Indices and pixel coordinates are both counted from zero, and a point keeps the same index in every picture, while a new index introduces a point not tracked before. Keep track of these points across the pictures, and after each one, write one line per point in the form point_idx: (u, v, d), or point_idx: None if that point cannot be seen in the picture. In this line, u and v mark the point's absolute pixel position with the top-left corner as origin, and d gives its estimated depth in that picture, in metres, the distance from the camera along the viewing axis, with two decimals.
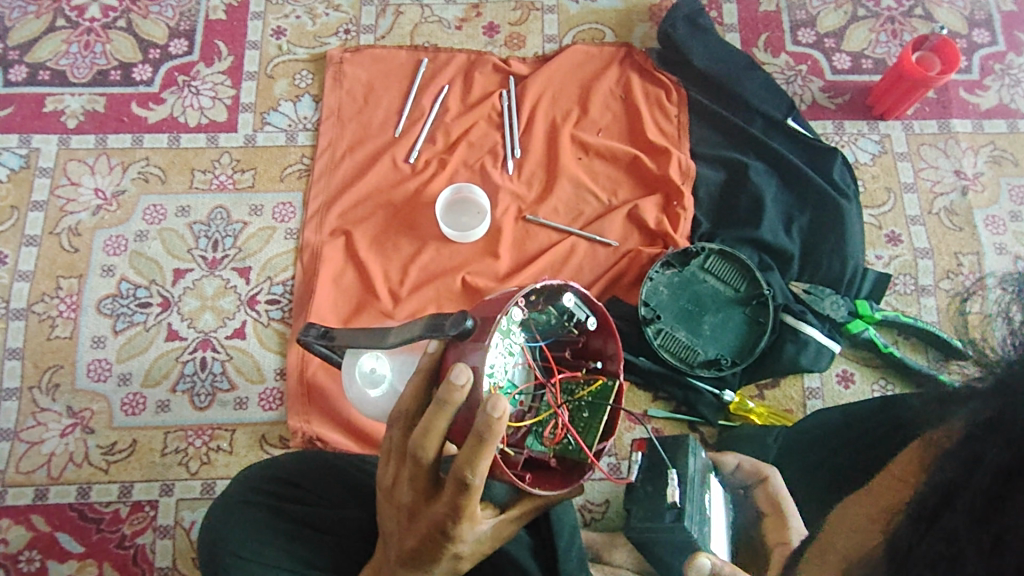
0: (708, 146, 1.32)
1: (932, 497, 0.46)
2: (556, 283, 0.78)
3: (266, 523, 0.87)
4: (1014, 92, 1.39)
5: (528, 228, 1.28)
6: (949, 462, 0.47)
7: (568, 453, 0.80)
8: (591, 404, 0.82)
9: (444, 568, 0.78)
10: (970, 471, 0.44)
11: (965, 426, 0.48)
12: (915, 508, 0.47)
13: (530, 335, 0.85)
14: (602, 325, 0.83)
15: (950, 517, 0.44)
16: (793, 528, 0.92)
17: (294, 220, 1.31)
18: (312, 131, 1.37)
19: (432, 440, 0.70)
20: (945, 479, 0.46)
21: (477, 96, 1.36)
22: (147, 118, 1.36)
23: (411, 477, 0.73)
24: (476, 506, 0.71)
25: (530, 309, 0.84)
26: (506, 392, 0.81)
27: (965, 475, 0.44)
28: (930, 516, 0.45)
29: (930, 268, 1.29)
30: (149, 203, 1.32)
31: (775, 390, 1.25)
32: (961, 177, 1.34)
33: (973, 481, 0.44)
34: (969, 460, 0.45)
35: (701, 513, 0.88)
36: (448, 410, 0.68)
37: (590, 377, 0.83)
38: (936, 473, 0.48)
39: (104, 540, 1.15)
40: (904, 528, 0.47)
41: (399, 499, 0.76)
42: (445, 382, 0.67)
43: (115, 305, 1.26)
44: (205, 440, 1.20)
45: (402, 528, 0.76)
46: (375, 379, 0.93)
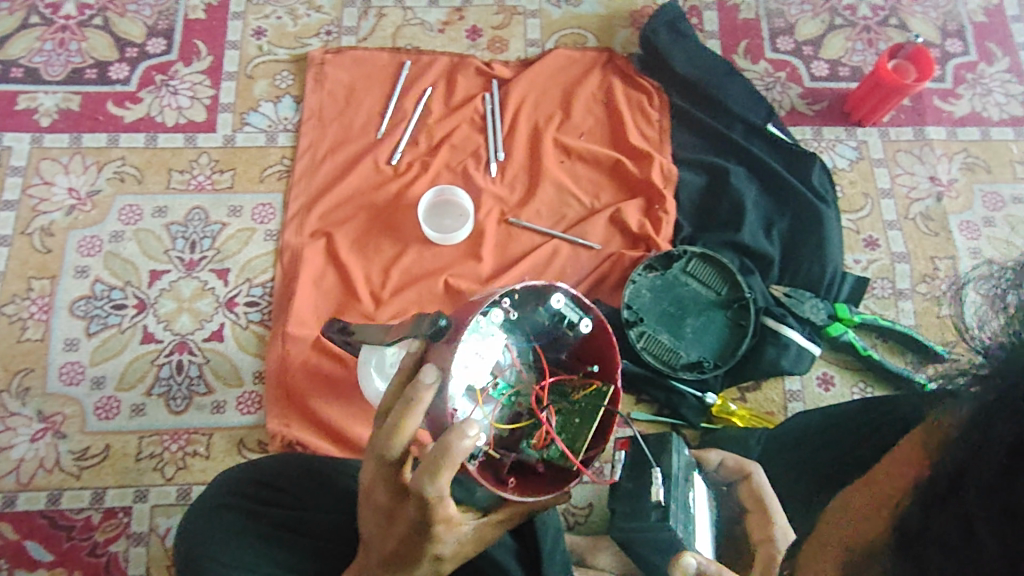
0: (690, 150, 1.33)
1: (939, 477, 0.47)
2: (538, 283, 0.79)
3: (246, 528, 0.86)
4: (986, 101, 1.42)
5: (510, 231, 1.28)
6: (952, 443, 0.48)
7: (554, 461, 0.80)
8: (581, 409, 0.82)
9: (426, 570, 0.76)
10: (977, 453, 0.45)
11: (962, 408, 0.49)
12: (923, 488, 0.48)
13: (524, 337, 0.85)
14: (597, 328, 0.82)
15: (962, 499, 0.45)
16: (777, 524, 0.93)
17: (274, 222, 1.29)
18: (293, 132, 1.35)
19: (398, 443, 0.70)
20: (952, 460, 0.47)
21: (460, 99, 1.36)
22: (124, 118, 1.34)
23: (383, 479, 0.73)
24: (444, 510, 0.70)
25: (522, 312, 0.84)
26: (498, 393, 0.83)
27: (972, 456, 0.45)
28: (940, 495, 0.46)
29: (906, 272, 1.31)
30: (125, 204, 1.30)
31: (756, 392, 1.25)
32: (936, 183, 1.37)
33: (981, 461, 0.44)
34: (973, 437, 0.46)
35: (686, 512, 0.88)
36: (418, 409, 0.69)
37: (585, 380, 0.83)
38: (939, 452, 0.49)
39: (75, 548, 1.12)
40: (913, 507, 0.49)
41: (375, 501, 0.75)
42: (414, 382, 0.69)
43: (89, 307, 1.24)
44: (181, 445, 1.18)
45: (378, 533, 0.75)
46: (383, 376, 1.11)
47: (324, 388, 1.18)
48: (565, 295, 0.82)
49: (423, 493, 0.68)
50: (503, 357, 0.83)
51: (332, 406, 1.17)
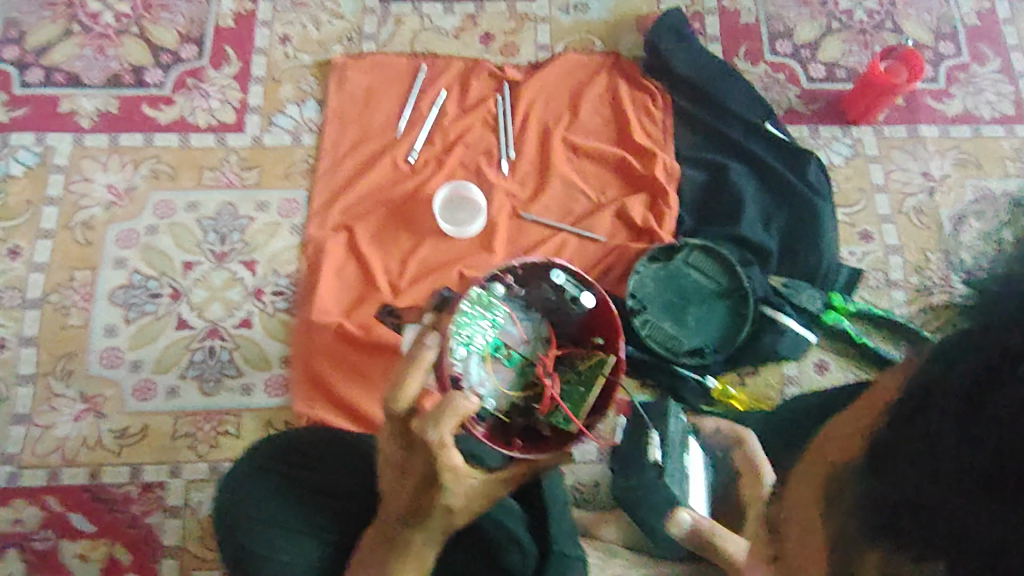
0: (692, 148, 1.40)
1: (912, 398, 0.47)
2: (535, 259, 0.94)
3: (281, 490, 0.94)
4: (978, 100, 1.48)
5: (521, 225, 1.35)
6: (929, 363, 0.47)
7: (558, 425, 0.90)
8: (584, 378, 0.93)
9: (438, 525, 0.79)
10: (947, 371, 0.45)
11: (947, 329, 0.48)
12: (898, 407, 0.48)
13: (534, 315, 0.98)
14: (598, 302, 0.94)
15: (933, 417, 0.44)
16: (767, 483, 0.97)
17: (298, 216, 1.37)
18: (317, 132, 1.43)
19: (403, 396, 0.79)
20: (924, 380, 0.46)
21: (473, 100, 1.43)
22: (158, 119, 1.43)
23: (394, 433, 0.81)
24: (448, 454, 0.76)
25: (530, 290, 0.97)
26: (509, 363, 0.94)
27: (941, 374, 0.45)
28: (912, 414, 0.46)
29: (899, 263, 1.37)
30: (160, 199, 1.38)
31: (754, 377, 1.32)
32: (929, 179, 1.43)
33: (951, 383, 0.44)
34: (956, 364, 0.44)
35: (682, 473, 0.95)
36: (419, 368, 0.80)
37: (591, 352, 0.95)
38: (915, 374, 0.48)
39: (115, 520, 1.20)
40: (884, 431, 0.48)
41: (391, 459, 0.83)
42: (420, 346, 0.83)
43: (127, 296, 1.32)
44: (214, 424, 1.26)
45: (396, 489, 0.81)
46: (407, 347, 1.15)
47: (346, 372, 1.26)
48: (565, 272, 0.95)
49: (425, 437, 0.77)
50: (511, 329, 0.96)
51: (352, 388, 1.25)
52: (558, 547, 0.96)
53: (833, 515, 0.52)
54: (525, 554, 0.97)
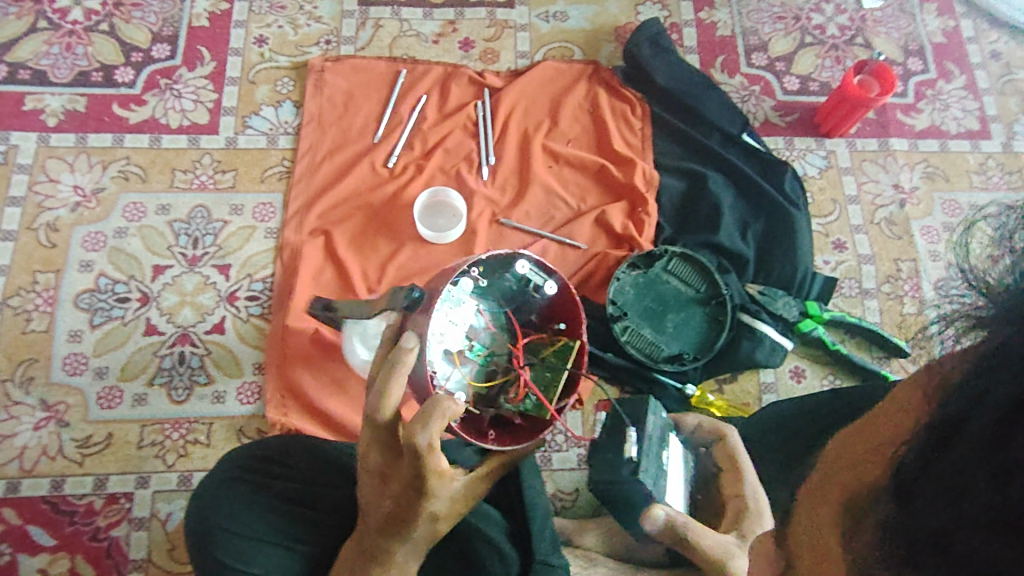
0: (670, 157, 1.41)
1: (937, 428, 0.45)
2: (503, 251, 0.92)
3: (254, 500, 0.90)
4: (944, 115, 1.52)
5: (501, 231, 1.35)
6: (952, 395, 0.46)
7: (529, 411, 0.91)
8: (551, 364, 0.93)
9: (422, 532, 0.79)
10: (976, 403, 0.43)
11: (964, 359, 0.47)
12: (918, 437, 0.47)
13: (496, 302, 0.96)
14: (560, 289, 0.95)
15: (954, 453, 0.43)
16: (748, 482, 0.98)
17: (274, 220, 1.35)
18: (293, 135, 1.41)
19: (388, 401, 0.79)
20: (948, 413, 0.45)
21: (453, 106, 1.43)
22: (129, 119, 1.39)
23: (378, 439, 0.81)
24: (435, 459, 0.77)
25: (492, 279, 0.96)
26: (474, 354, 0.94)
27: (968, 409, 0.44)
28: (933, 449, 0.45)
29: (872, 272, 1.40)
30: (129, 201, 1.34)
31: (732, 384, 1.33)
32: (899, 191, 1.46)
33: (977, 415, 0.43)
34: (974, 395, 0.44)
35: (657, 471, 0.87)
36: (403, 369, 0.80)
37: (555, 337, 0.96)
38: (935, 405, 0.47)
39: (77, 533, 1.15)
40: (905, 462, 0.47)
41: (372, 465, 0.82)
42: (398, 348, 0.81)
43: (93, 300, 1.28)
44: (182, 433, 1.22)
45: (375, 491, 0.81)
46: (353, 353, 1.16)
47: (322, 379, 1.23)
48: (530, 261, 0.95)
49: (414, 442, 0.75)
50: (476, 321, 0.95)
51: (329, 396, 1.22)
52: (541, 556, 0.95)
53: (847, 543, 0.51)
54: (507, 566, 0.95)
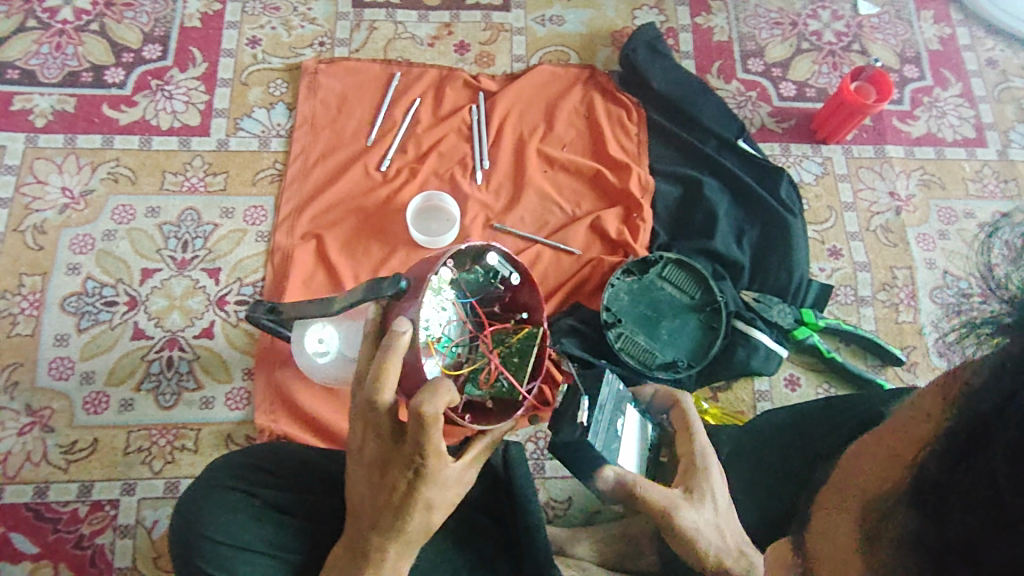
0: (665, 162, 1.40)
1: (962, 434, 0.44)
2: (478, 244, 0.88)
3: (241, 507, 0.89)
4: (941, 123, 1.52)
5: (495, 236, 1.33)
6: (975, 398, 0.44)
7: (503, 395, 0.90)
8: (519, 349, 0.91)
9: (415, 524, 0.80)
10: (1003, 408, 0.42)
11: (989, 356, 0.45)
12: (943, 445, 0.46)
13: (461, 293, 0.93)
14: (525, 279, 0.92)
15: (985, 461, 0.42)
16: (699, 442, 0.95)
17: (265, 223, 1.33)
18: (286, 137, 1.40)
19: (386, 382, 0.75)
20: (976, 415, 0.44)
21: (447, 109, 1.41)
22: (119, 120, 1.37)
23: (377, 426, 0.78)
24: (438, 440, 0.75)
25: (459, 270, 0.92)
26: (442, 346, 0.91)
27: (996, 415, 0.42)
28: (961, 456, 0.44)
29: (868, 280, 1.39)
30: (118, 204, 1.32)
31: (727, 392, 1.32)
32: (895, 199, 1.45)
33: (1004, 423, 0.41)
34: (1001, 397, 0.42)
35: (608, 433, 0.91)
36: (397, 353, 0.76)
37: (518, 325, 0.93)
38: (959, 410, 0.45)
39: (60, 541, 1.14)
40: (930, 467, 0.46)
41: (369, 454, 0.80)
42: (391, 331, 0.77)
43: (80, 303, 1.26)
44: (169, 439, 1.20)
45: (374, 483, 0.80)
46: (310, 360, 1.12)
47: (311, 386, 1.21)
48: (499, 252, 0.91)
49: (421, 411, 0.72)
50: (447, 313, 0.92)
51: (318, 401, 1.20)
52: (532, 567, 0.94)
53: (869, 550, 0.51)
54: None
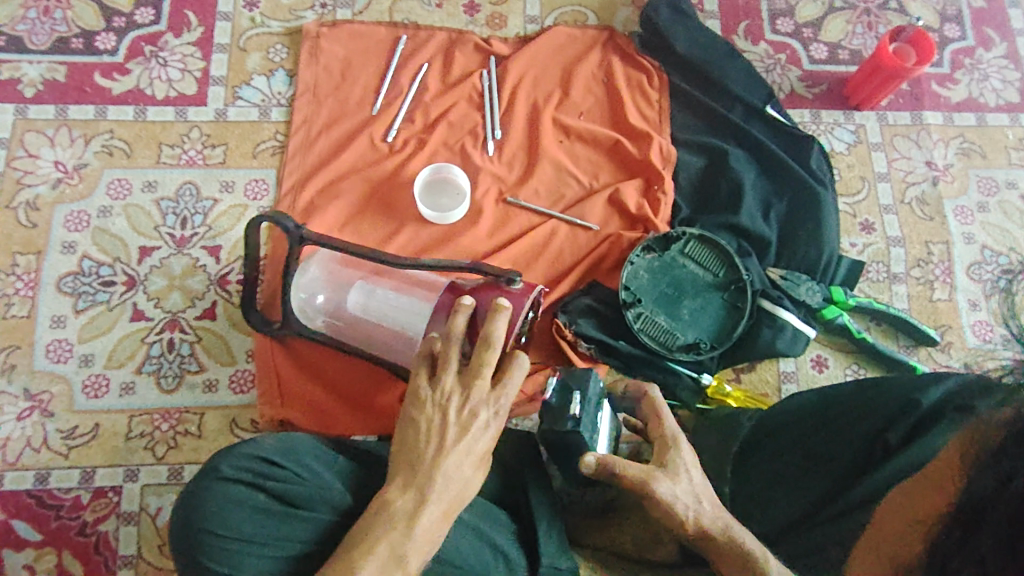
0: (688, 131, 1.32)
1: (966, 509, 0.60)
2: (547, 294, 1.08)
3: (245, 499, 0.85)
4: (983, 87, 1.42)
5: (508, 211, 1.27)
6: (977, 478, 0.60)
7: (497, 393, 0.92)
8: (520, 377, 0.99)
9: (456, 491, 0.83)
10: (999, 490, 0.57)
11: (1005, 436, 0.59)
12: (953, 516, 0.61)
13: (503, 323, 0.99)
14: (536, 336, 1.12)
15: (984, 539, 0.57)
16: (669, 426, 0.91)
17: (266, 198, 1.27)
18: (287, 107, 1.32)
19: (495, 338, 0.87)
20: (980, 497, 0.59)
21: (457, 75, 1.33)
22: (111, 89, 1.30)
23: (472, 377, 0.86)
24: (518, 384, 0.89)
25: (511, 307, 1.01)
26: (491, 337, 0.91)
27: (995, 493, 0.57)
28: (961, 535, 0.59)
29: (901, 256, 1.32)
30: (113, 177, 1.26)
31: (751, 373, 1.26)
32: (932, 168, 1.37)
33: (1003, 499, 0.56)
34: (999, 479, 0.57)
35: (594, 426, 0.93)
36: (506, 315, 0.89)
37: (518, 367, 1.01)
38: (969, 487, 0.60)
39: (63, 528, 1.11)
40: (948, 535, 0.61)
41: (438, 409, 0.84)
42: (500, 300, 0.91)
43: (77, 283, 1.21)
44: (172, 424, 1.16)
45: (446, 423, 0.84)
46: (300, 298, 1.15)
47: (310, 373, 1.17)
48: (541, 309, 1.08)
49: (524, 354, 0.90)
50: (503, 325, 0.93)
51: (319, 388, 1.16)
52: (547, 561, 0.91)
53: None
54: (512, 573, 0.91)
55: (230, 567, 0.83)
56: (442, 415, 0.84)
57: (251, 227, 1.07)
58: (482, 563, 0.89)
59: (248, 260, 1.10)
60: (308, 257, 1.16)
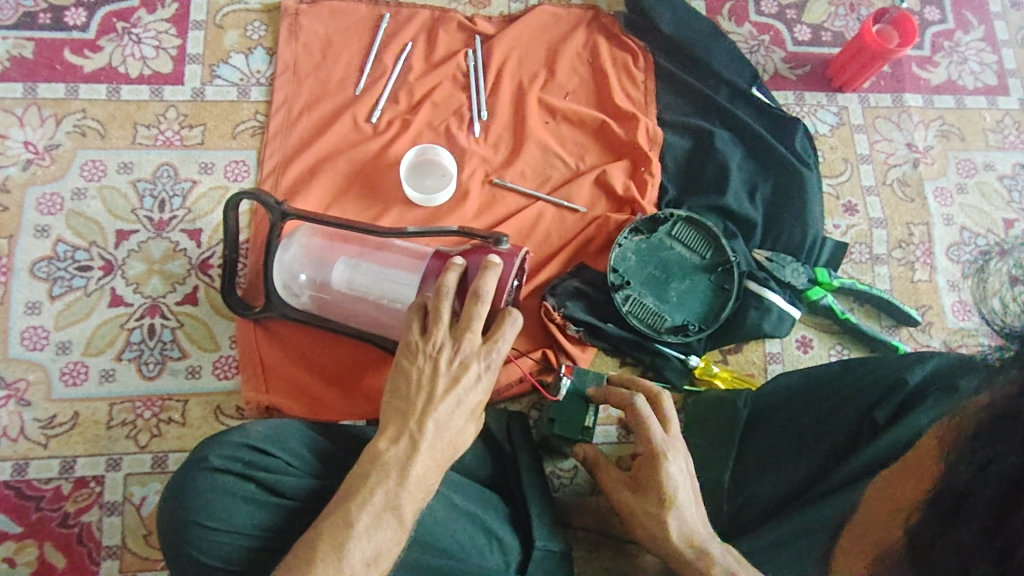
0: (674, 113, 1.32)
1: (947, 498, 0.56)
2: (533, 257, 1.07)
3: (235, 490, 0.83)
4: (962, 69, 1.44)
5: (495, 192, 1.25)
6: (960, 465, 0.56)
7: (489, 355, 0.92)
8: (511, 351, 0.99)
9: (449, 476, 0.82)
10: (976, 476, 0.54)
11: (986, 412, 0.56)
12: (933, 508, 0.57)
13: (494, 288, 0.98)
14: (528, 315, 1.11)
15: (961, 529, 0.53)
16: (657, 438, 0.88)
17: (247, 180, 1.24)
18: (266, 86, 1.29)
19: (483, 298, 0.86)
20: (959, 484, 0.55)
21: (441, 55, 1.31)
22: (82, 67, 1.26)
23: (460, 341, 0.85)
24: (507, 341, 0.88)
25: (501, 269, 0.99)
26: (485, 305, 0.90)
27: (976, 481, 0.54)
28: (939, 527, 0.56)
29: (883, 237, 1.34)
30: (87, 159, 1.22)
31: (737, 354, 1.27)
32: (913, 150, 1.39)
33: (982, 487, 0.53)
34: (979, 463, 0.54)
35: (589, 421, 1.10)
36: (494, 275, 0.87)
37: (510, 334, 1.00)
38: (950, 475, 0.57)
39: (44, 519, 1.08)
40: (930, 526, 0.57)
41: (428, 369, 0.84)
42: (489, 260, 0.89)
43: (51, 269, 1.17)
44: (155, 412, 1.13)
45: (437, 372, 0.84)
46: (282, 275, 1.12)
47: (295, 358, 1.15)
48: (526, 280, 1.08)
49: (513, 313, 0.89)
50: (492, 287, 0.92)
51: (307, 373, 1.15)
52: (541, 543, 0.92)
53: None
54: (507, 556, 0.91)
55: (218, 558, 0.81)
56: (433, 368, 0.84)
57: (228, 207, 1.05)
58: (477, 549, 0.88)
59: (228, 243, 1.08)
60: (290, 234, 1.14)
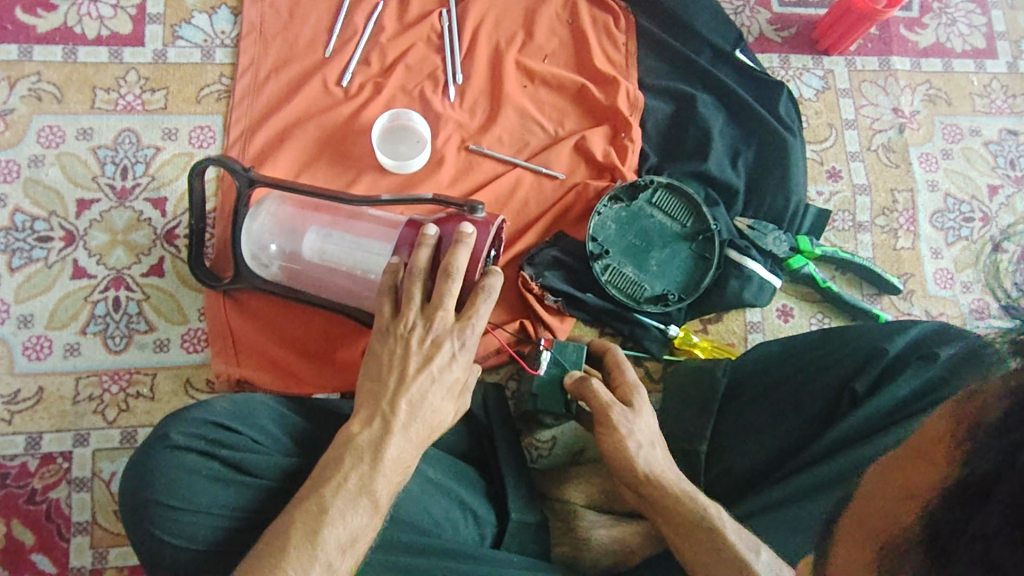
0: (656, 76, 1.29)
1: (969, 482, 0.49)
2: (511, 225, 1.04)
3: (198, 468, 0.81)
4: (950, 32, 1.41)
5: (471, 159, 1.21)
6: (974, 450, 0.50)
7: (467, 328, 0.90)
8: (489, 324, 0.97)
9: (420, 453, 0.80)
10: (1011, 452, 0.47)
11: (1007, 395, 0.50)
12: (950, 493, 0.51)
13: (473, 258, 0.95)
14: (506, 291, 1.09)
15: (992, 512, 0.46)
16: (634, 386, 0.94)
17: (214, 146, 1.20)
18: (232, 48, 1.24)
19: (454, 276, 0.83)
20: (988, 465, 0.48)
21: (415, 15, 1.26)
22: (36, 27, 1.20)
23: (433, 319, 0.83)
24: (482, 315, 0.85)
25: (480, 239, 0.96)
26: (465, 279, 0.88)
27: (1002, 468, 0.47)
28: (966, 513, 0.48)
29: (866, 204, 1.32)
30: (44, 124, 1.17)
31: (717, 324, 1.25)
32: (899, 115, 1.36)
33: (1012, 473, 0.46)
34: (1012, 443, 0.47)
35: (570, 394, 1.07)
36: (465, 248, 0.85)
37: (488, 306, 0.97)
38: (972, 458, 0.50)
39: (11, 496, 1.06)
40: (944, 511, 0.50)
41: (400, 350, 0.82)
42: (461, 231, 0.85)
43: (9, 239, 1.13)
44: (123, 386, 1.11)
45: (408, 352, 0.82)
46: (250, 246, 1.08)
47: (265, 330, 1.13)
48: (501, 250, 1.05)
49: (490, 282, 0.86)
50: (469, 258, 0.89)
51: (277, 344, 1.12)
52: (515, 516, 0.90)
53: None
54: (480, 528, 0.90)
55: (182, 537, 0.79)
56: (404, 348, 0.82)
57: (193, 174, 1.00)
58: (452, 524, 0.87)
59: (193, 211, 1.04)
60: (259, 202, 1.09)
